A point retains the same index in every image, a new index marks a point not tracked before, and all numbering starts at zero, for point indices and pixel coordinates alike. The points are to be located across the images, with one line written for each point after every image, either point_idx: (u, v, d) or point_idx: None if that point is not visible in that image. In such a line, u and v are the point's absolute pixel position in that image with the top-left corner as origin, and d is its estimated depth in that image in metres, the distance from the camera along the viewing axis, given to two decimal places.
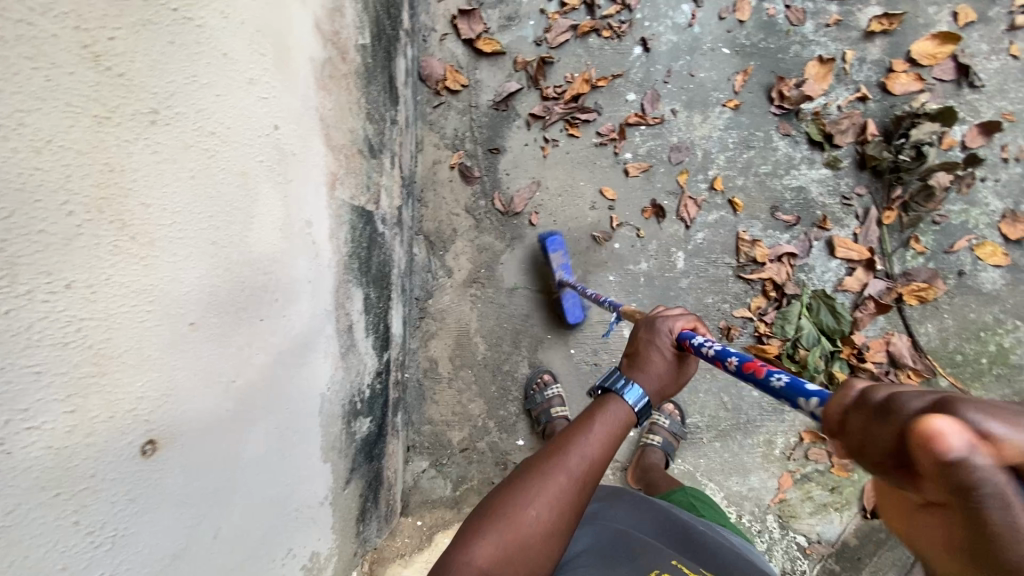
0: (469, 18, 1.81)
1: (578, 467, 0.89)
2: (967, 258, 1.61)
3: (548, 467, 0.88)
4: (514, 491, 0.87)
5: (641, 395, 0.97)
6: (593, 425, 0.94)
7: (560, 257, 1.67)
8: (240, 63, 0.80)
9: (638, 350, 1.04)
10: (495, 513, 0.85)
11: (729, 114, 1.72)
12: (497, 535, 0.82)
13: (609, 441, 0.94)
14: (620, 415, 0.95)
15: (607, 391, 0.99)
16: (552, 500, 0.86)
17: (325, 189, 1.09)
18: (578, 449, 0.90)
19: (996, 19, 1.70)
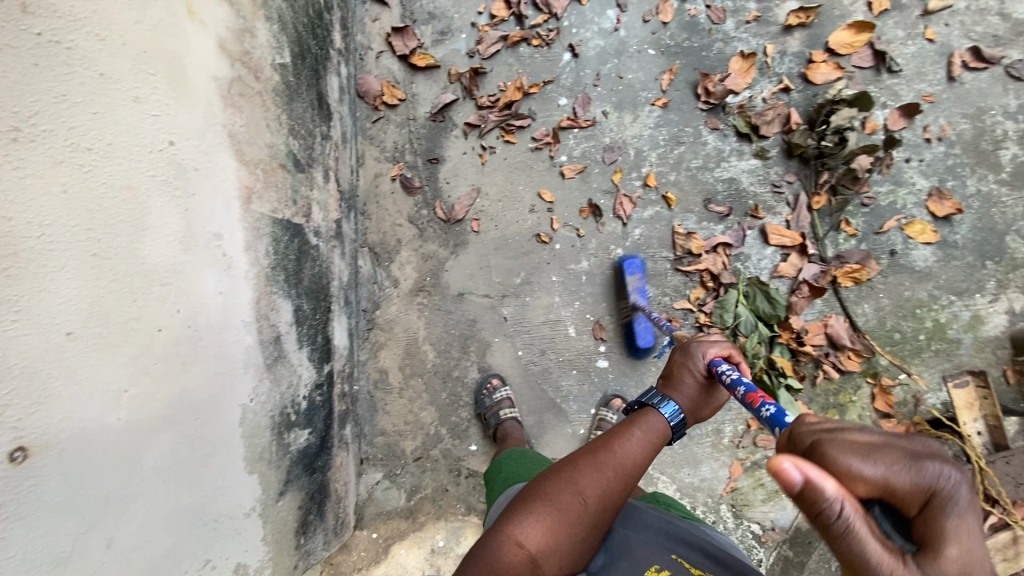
0: (403, 35, 1.85)
1: (624, 465, 0.93)
2: (898, 238, 1.64)
3: (597, 462, 0.92)
4: (561, 481, 0.90)
5: (677, 412, 1.01)
6: (635, 427, 0.98)
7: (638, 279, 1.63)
8: (123, 82, 0.83)
9: (672, 371, 1.08)
10: (540, 498, 0.88)
11: (658, 112, 1.76)
12: (544, 517, 0.85)
13: (650, 444, 0.97)
14: (659, 424, 0.99)
15: (644, 404, 1.03)
16: (598, 492, 0.89)
17: (238, 203, 1.12)
18: (623, 448, 0.94)
19: (909, 5, 1.74)
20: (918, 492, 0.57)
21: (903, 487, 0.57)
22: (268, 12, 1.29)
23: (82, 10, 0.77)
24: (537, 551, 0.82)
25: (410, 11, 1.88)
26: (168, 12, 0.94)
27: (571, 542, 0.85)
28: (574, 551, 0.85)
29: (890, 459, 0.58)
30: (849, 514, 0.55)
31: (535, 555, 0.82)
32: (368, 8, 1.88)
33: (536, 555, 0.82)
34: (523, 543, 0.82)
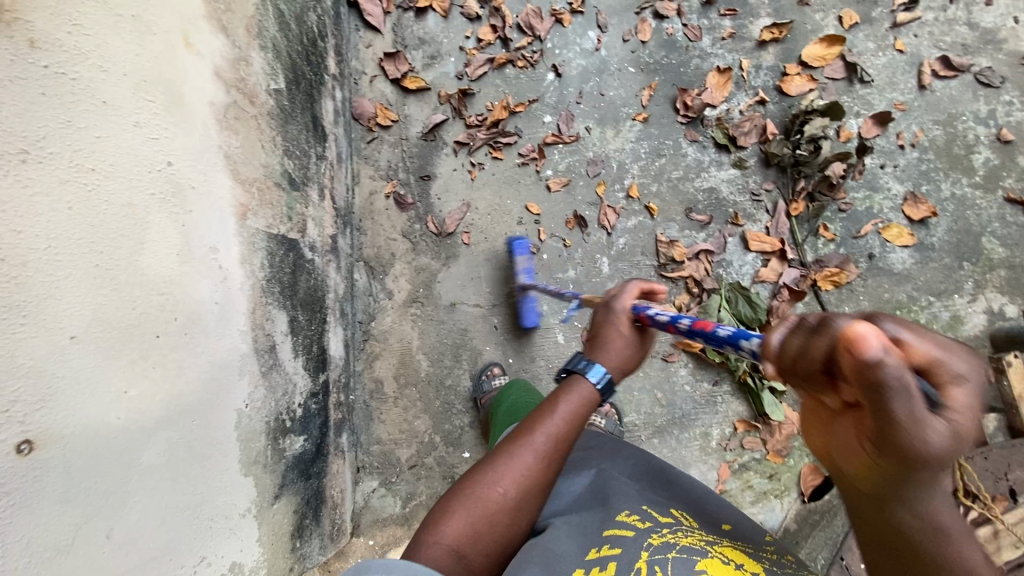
0: (395, 60, 1.96)
1: (543, 443, 0.98)
2: (876, 241, 1.68)
3: (516, 449, 0.98)
4: (482, 473, 0.97)
5: (604, 372, 1.04)
6: (557, 404, 1.03)
7: (526, 260, 1.76)
8: (125, 109, 0.91)
9: (598, 331, 1.10)
10: (463, 494, 0.95)
11: (639, 126, 1.84)
12: (463, 512, 0.93)
13: (574, 417, 1.02)
14: (585, 392, 1.03)
15: (571, 370, 1.06)
16: (518, 475, 0.96)
17: (234, 219, 1.19)
18: (542, 427, 1.00)
19: (879, 19, 1.81)
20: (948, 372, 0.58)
21: (942, 366, 0.57)
22: (264, 41, 1.37)
23: (88, 44, 0.84)
24: (458, 543, 0.90)
25: (401, 37, 1.98)
26: (166, 44, 1.02)
27: (494, 528, 0.93)
28: (499, 537, 0.93)
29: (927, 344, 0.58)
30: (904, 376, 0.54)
31: (457, 549, 0.90)
32: (362, 35, 1.98)
33: (458, 548, 0.90)
34: (443, 541, 0.90)
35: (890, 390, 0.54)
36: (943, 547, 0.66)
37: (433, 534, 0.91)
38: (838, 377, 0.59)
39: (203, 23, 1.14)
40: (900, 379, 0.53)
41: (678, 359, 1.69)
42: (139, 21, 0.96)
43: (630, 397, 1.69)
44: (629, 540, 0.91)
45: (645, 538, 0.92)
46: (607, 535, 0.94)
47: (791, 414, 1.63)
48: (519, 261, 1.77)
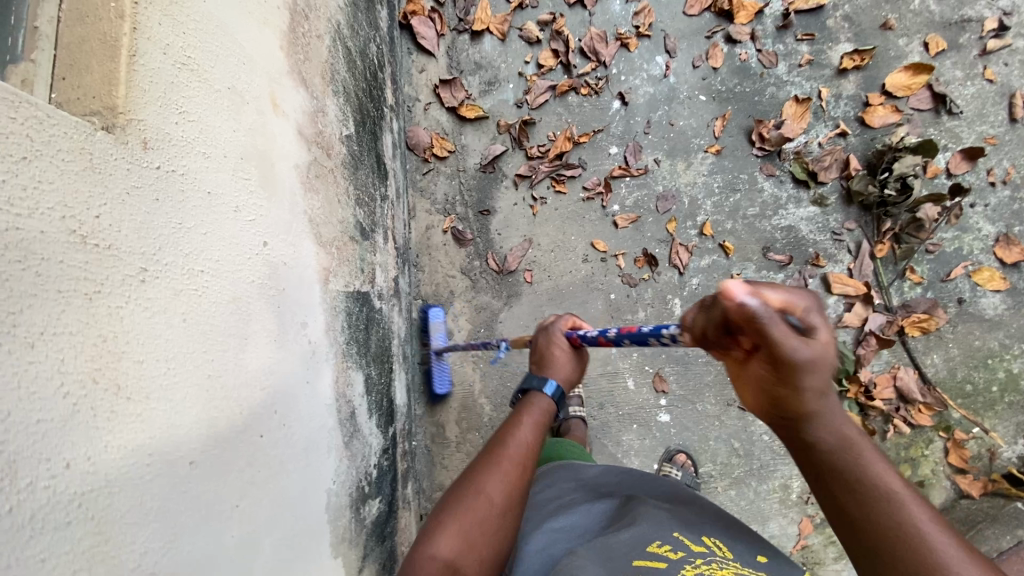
0: (451, 86, 1.86)
1: (517, 451, 0.92)
2: (966, 285, 1.61)
3: (494, 458, 0.91)
4: (464, 486, 0.88)
5: (557, 385, 1.02)
6: (521, 416, 0.98)
7: (440, 326, 1.75)
8: (225, 195, 0.83)
9: (540, 352, 1.08)
10: (448, 507, 0.85)
11: (712, 159, 1.75)
12: (452, 525, 0.83)
13: (542, 427, 0.98)
14: (544, 404, 1.00)
15: (525, 391, 1.03)
16: (501, 484, 0.87)
17: (319, 286, 1.12)
18: (515, 436, 0.94)
19: (967, 45, 1.72)
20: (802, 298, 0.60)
21: (796, 300, 0.59)
22: (336, 86, 1.29)
23: (192, 131, 0.76)
24: (453, 559, 0.80)
25: (456, 61, 1.89)
26: (257, 111, 0.94)
27: (489, 538, 0.83)
28: (493, 552, 0.83)
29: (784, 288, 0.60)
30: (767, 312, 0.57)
31: (451, 563, 0.80)
32: (415, 59, 1.89)
33: (452, 562, 0.80)
34: (436, 554, 0.80)
35: (764, 320, 0.57)
36: (850, 457, 0.67)
37: (427, 548, 0.81)
38: (734, 330, 0.61)
39: (286, 80, 1.05)
40: (770, 312, 0.57)
41: None
42: (234, 92, 0.87)
43: (706, 447, 1.64)
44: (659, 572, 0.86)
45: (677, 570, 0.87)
46: (637, 563, 0.89)
47: None
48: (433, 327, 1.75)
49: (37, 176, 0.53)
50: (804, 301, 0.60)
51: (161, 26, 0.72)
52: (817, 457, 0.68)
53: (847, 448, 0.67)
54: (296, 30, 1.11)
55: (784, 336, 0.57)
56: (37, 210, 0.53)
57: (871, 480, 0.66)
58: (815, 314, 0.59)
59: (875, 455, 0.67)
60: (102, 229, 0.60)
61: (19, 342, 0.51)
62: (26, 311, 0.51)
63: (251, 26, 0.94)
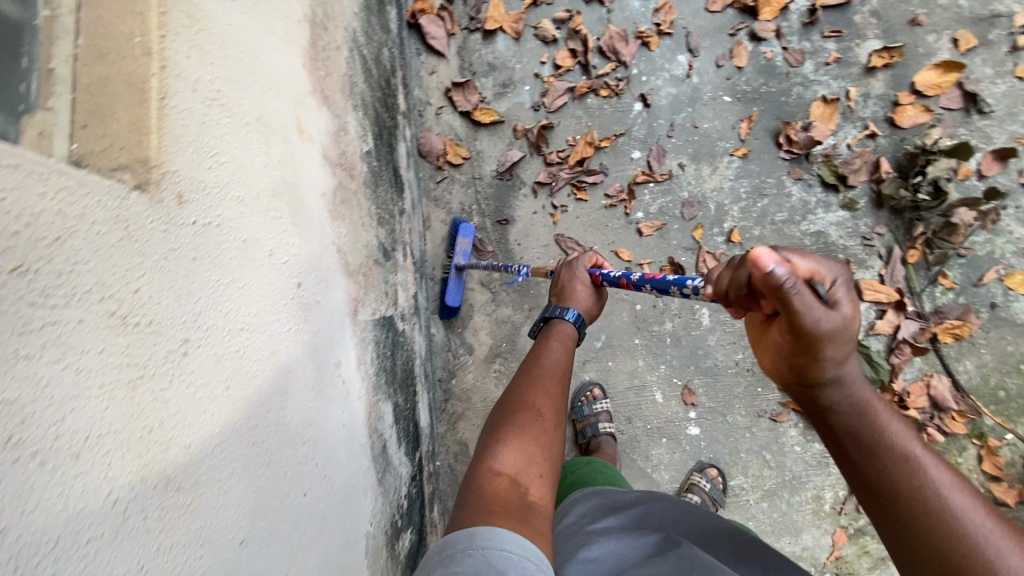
0: (463, 89, 1.77)
1: (556, 370, 0.92)
2: (998, 289, 1.59)
3: (535, 376, 0.89)
4: (511, 403, 0.85)
5: (578, 315, 1.04)
6: (548, 341, 0.99)
7: (468, 242, 1.69)
8: (260, 240, 0.75)
9: (560, 287, 1.09)
10: (507, 424, 0.79)
11: (738, 162, 1.69)
12: (513, 441, 0.76)
13: (569, 353, 0.98)
14: (568, 330, 1.01)
15: (548, 318, 1.04)
16: (548, 394, 0.86)
17: (349, 319, 1.05)
18: (546, 358, 0.94)
19: (996, 41, 1.68)
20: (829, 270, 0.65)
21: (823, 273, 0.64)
22: (355, 99, 1.21)
23: (225, 173, 0.68)
24: (517, 472, 0.73)
25: (468, 62, 1.80)
26: (285, 140, 0.86)
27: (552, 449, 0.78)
28: (553, 468, 0.77)
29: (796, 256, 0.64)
30: (796, 283, 0.60)
31: (515, 478, 0.71)
32: (425, 60, 1.79)
33: (517, 476, 0.72)
34: (501, 469, 0.72)
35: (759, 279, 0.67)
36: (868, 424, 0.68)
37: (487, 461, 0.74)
38: (758, 294, 0.68)
39: (310, 102, 0.98)
40: (797, 282, 0.60)
41: (788, 419, 1.61)
42: (262, 123, 0.79)
43: (737, 459, 1.61)
44: None
45: None
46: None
47: None
48: (459, 242, 1.69)
49: (72, 257, 0.46)
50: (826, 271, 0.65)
51: (189, 59, 0.64)
52: (831, 421, 0.71)
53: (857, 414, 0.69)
54: (316, 44, 1.03)
55: (806, 305, 0.62)
56: (74, 296, 0.46)
57: (890, 447, 0.66)
58: (840, 286, 0.65)
59: (894, 420, 0.69)
60: (143, 303, 0.53)
61: (63, 455, 0.44)
62: (69, 416, 0.45)
63: (275, 44, 0.86)
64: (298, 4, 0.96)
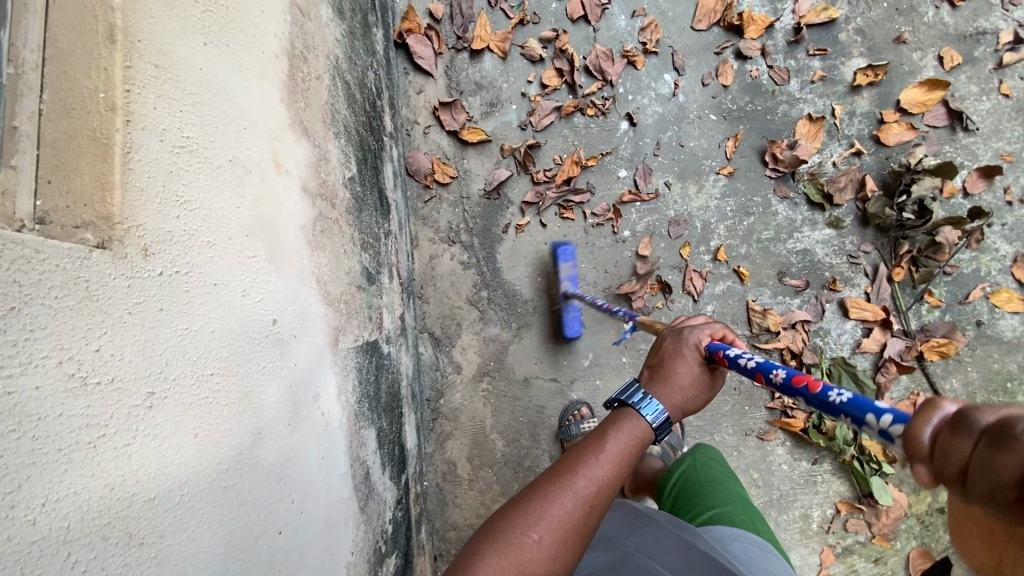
0: (451, 109, 1.78)
1: (587, 489, 0.76)
2: (984, 307, 1.59)
3: (555, 492, 0.75)
4: (509, 513, 0.75)
5: (661, 410, 0.83)
6: (606, 440, 0.81)
7: (571, 267, 1.66)
8: (232, 281, 0.76)
9: (661, 360, 0.89)
10: (492, 536, 0.72)
11: (724, 181, 1.70)
12: (493, 560, 0.69)
13: (625, 459, 0.81)
14: (635, 433, 0.82)
15: (622, 403, 0.85)
16: (556, 526, 0.73)
17: (330, 349, 1.05)
18: (586, 470, 0.77)
19: (982, 59, 1.68)
20: None
21: None
22: (337, 127, 1.22)
23: (195, 220, 0.69)
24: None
25: (456, 81, 1.80)
26: (261, 177, 0.87)
27: None
28: None
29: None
30: None
31: None
32: (412, 80, 1.80)
33: None
34: None
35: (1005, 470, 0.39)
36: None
37: None
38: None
39: (288, 135, 0.98)
40: None
41: (775, 437, 1.61)
42: (236, 163, 0.80)
43: None
44: None
45: None
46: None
47: (899, 496, 1.56)
48: (563, 268, 1.67)
49: (29, 324, 0.47)
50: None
51: (156, 109, 0.64)
52: None
53: None
54: (294, 76, 1.03)
55: None
56: (32, 363, 0.47)
57: None
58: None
59: None
60: (104, 361, 0.53)
61: (19, 523, 0.44)
62: (24, 485, 0.45)
63: (250, 82, 0.86)
64: (275, 37, 0.97)
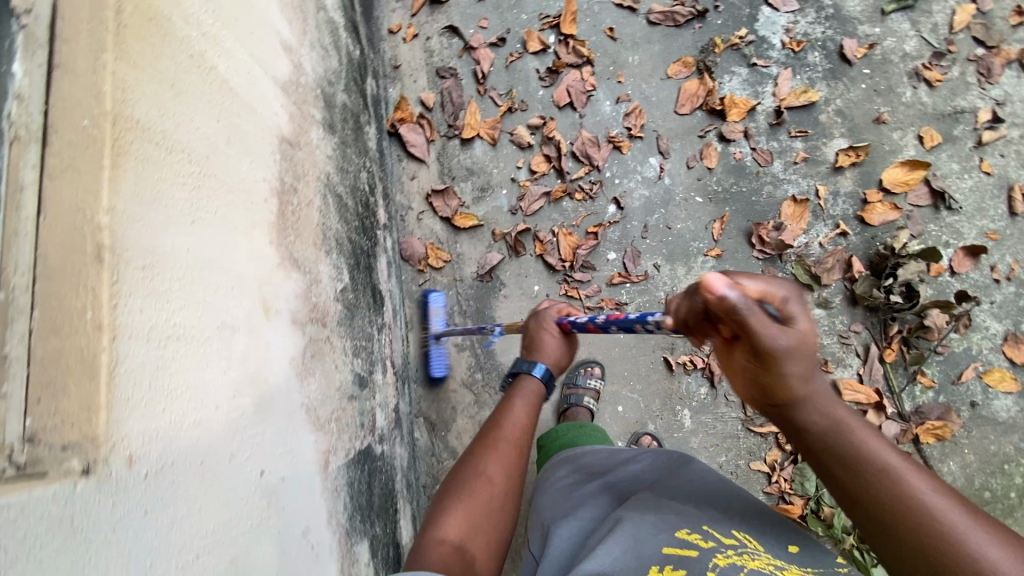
0: (444, 195, 1.83)
1: (512, 432, 1.04)
2: (977, 387, 1.59)
3: (490, 442, 1.01)
4: (460, 477, 0.96)
5: (545, 369, 1.16)
6: (512, 400, 1.12)
7: (440, 311, 1.74)
8: (219, 447, 0.78)
9: (531, 337, 1.21)
10: (454, 493, 0.93)
11: (712, 263, 1.73)
12: (460, 512, 0.89)
13: (532, 409, 1.11)
14: (534, 386, 1.14)
15: (517, 373, 1.17)
16: (497, 468, 0.97)
17: (320, 476, 1.07)
18: (509, 419, 1.07)
19: (961, 137, 1.72)
20: (783, 295, 0.74)
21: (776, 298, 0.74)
22: (328, 243, 1.26)
23: (181, 405, 0.71)
24: (457, 539, 0.87)
25: (447, 167, 1.85)
26: (249, 330, 0.89)
27: (493, 519, 0.91)
28: (494, 531, 0.91)
29: (768, 277, 0.75)
30: (751, 309, 0.71)
31: (459, 545, 0.86)
32: (405, 166, 1.85)
33: (461, 543, 0.86)
34: (446, 538, 0.86)
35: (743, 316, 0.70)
36: (841, 437, 0.76)
37: (435, 530, 0.88)
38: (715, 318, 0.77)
39: (276, 275, 1.01)
40: (749, 305, 0.70)
41: None
42: (224, 327, 0.83)
43: None
44: (692, 560, 0.80)
45: (710, 559, 0.80)
46: (667, 553, 0.83)
47: None
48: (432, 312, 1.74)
49: None
50: (783, 291, 0.75)
51: (142, 311, 0.67)
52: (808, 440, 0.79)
53: (834, 430, 0.77)
54: (284, 213, 1.07)
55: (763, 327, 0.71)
56: None
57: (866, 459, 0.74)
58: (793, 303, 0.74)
59: (870, 436, 0.77)
60: None
61: None
62: None
63: (238, 239, 0.90)
64: (264, 181, 1.01)
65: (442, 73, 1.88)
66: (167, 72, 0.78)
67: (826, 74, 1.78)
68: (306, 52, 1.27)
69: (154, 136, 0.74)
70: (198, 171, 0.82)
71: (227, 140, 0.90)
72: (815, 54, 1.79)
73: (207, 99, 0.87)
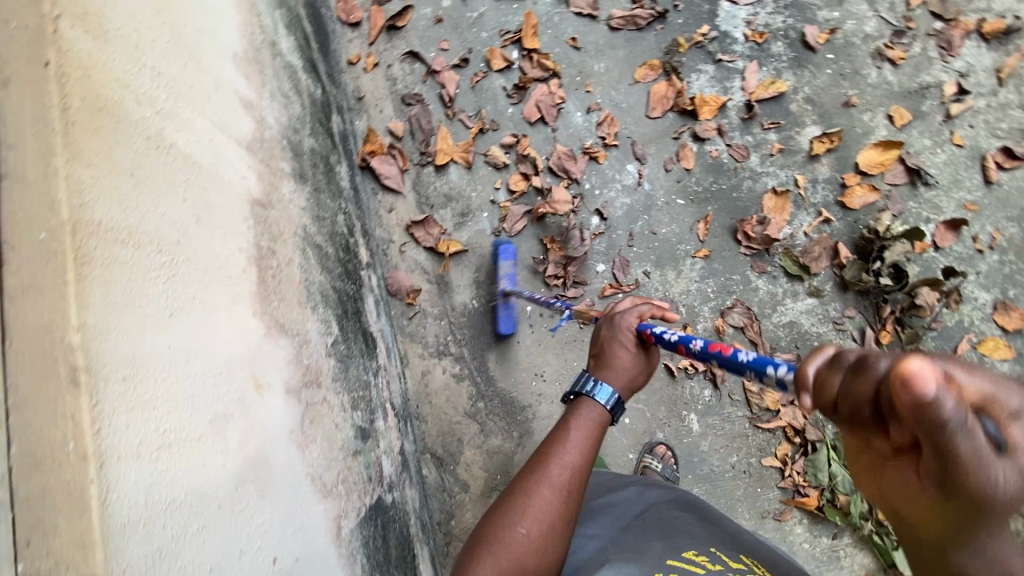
0: (424, 225, 1.79)
1: (562, 473, 0.97)
2: (974, 358, 1.61)
3: (533, 483, 0.96)
4: (499, 517, 0.94)
5: (612, 392, 1.04)
6: (569, 429, 1.02)
7: (510, 266, 1.73)
8: (228, 547, 0.74)
9: (603, 348, 1.08)
10: (487, 538, 0.92)
11: (701, 263, 1.72)
12: (491, 561, 0.89)
13: (590, 442, 1.01)
14: (595, 414, 1.03)
15: (578, 393, 1.05)
16: (538, 513, 0.93)
17: (334, 545, 1.03)
18: (560, 456, 0.99)
19: (930, 112, 1.73)
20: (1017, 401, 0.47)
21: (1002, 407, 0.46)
22: (313, 299, 1.22)
23: (181, 516, 0.67)
24: None
25: (425, 195, 1.81)
26: (243, 414, 0.86)
27: (527, 568, 0.89)
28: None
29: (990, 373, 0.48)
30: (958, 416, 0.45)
31: None
32: (382, 199, 1.80)
33: None
34: None
35: (953, 431, 0.45)
36: None
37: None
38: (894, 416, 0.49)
39: (264, 348, 0.97)
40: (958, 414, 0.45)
41: (792, 516, 1.63)
42: (217, 419, 0.79)
43: None
44: None
45: None
46: (671, 563, 0.85)
47: None
48: (502, 267, 1.73)
49: None
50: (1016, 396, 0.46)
51: (129, 427, 0.63)
52: None
53: None
54: (265, 278, 1.03)
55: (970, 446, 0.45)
56: None
57: None
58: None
59: None
60: None
61: None
62: None
63: (222, 321, 0.86)
64: (241, 252, 0.96)
65: (408, 101, 1.84)
66: (125, 162, 0.74)
67: (791, 63, 1.78)
68: (267, 104, 1.23)
69: (120, 235, 0.70)
70: (170, 260, 0.78)
71: (197, 219, 0.86)
72: (778, 44, 1.79)
73: (171, 181, 0.83)
